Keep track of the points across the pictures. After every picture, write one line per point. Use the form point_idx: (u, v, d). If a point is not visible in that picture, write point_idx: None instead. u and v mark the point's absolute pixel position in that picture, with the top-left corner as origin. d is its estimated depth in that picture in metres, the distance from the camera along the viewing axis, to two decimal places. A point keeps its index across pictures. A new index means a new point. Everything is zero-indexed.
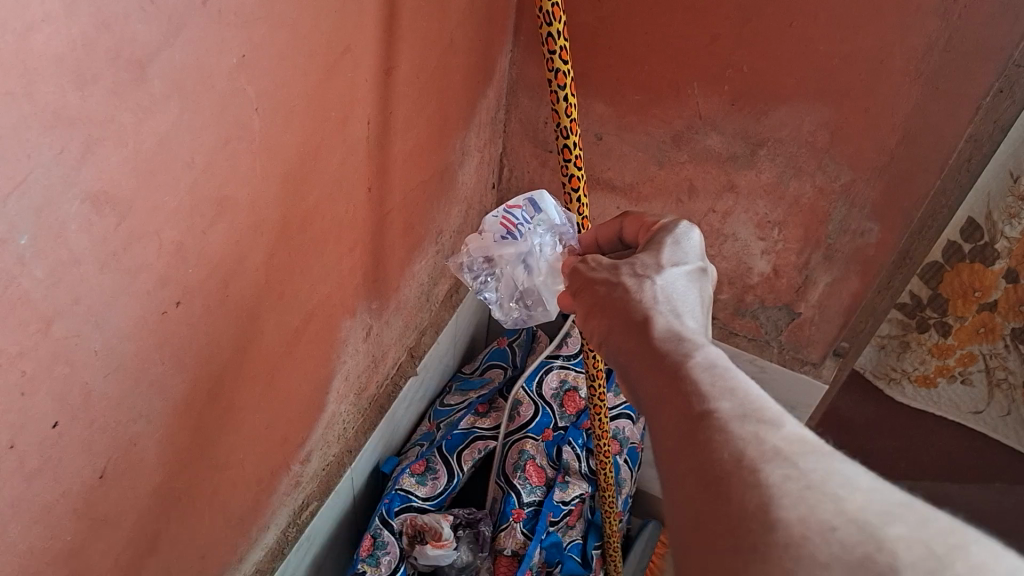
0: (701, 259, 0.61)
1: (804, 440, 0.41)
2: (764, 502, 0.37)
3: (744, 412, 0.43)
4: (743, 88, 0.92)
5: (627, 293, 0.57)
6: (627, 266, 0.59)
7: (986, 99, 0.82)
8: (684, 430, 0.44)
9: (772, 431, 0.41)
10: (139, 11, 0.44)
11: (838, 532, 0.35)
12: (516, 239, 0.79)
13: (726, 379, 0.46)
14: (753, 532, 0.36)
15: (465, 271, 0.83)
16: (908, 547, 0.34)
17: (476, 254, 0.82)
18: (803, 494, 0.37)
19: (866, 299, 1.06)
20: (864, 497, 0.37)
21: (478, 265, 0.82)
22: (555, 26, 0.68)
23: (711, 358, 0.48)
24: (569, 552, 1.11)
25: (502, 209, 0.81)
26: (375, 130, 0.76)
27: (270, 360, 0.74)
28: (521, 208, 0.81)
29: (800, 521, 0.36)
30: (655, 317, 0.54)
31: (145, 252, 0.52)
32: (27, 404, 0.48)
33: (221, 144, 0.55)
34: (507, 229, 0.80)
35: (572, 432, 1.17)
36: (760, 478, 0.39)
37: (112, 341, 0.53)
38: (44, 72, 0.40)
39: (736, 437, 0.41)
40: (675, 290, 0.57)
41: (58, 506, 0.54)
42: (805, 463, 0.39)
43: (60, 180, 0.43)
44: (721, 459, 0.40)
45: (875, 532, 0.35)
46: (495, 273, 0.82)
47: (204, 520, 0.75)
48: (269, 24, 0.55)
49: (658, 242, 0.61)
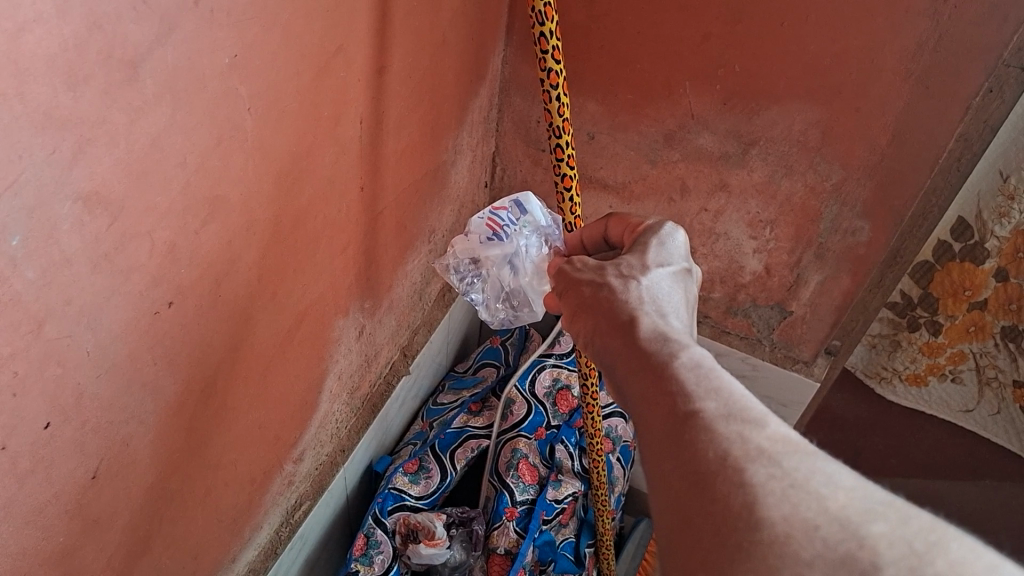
0: (685, 260, 0.61)
1: (788, 440, 0.41)
2: (749, 500, 0.38)
3: (730, 412, 0.43)
4: (735, 87, 0.93)
5: (613, 293, 0.57)
6: (612, 266, 0.59)
7: (976, 99, 0.83)
8: (671, 430, 0.44)
9: (756, 431, 0.41)
10: (131, 11, 0.44)
11: (821, 531, 0.36)
12: (501, 240, 0.81)
13: (712, 379, 0.46)
14: (739, 531, 0.37)
15: (451, 272, 0.85)
16: (890, 544, 0.35)
17: (462, 255, 0.84)
18: (786, 493, 0.38)
19: (858, 298, 1.06)
20: (847, 495, 0.38)
21: (465, 266, 0.84)
22: (547, 25, 0.68)
23: (697, 359, 0.48)
24: (563, 550, 1.12)
25: (487, 210, 0.82)
26: (367, 130, 0.76)
27: (262, 360, 0.74)
28: (506, 210, 0.82)
29: (784, 520, 0.36)
30: (642, 318, 0.54)
31: (138, 251, 0.52)
32: (19, 405, 0.48)
33: (214, 144, 0.55)
34: (493, 230, 0.81)
35: (565, 431, 1.16)
36: (745, 477, 0.39)
37: (103, 342, 0.52)
38: (36, 71, 0.40)
39: (720, 437, 0.41)
40: (661, 291, 0.57)
41: (50, 507, 0.54)
42: (788, 462, 0.39)
43: (52, 180, 0.43)
44: (707, 457, 0.41)
45: (858, 529, 0.36)
46: (481, 274, 0.84)
47: (197, 520, 0.75)
48: (261, 23, 0.55)
49: (644, 242, 0.62)
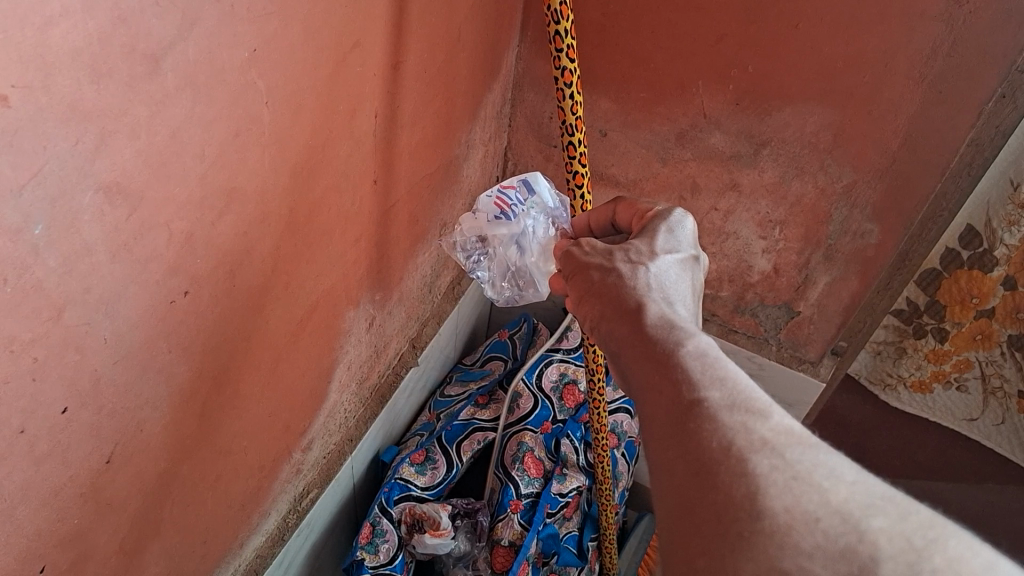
0: (693, 248, 0.62)
1: (791, 431, 0.42)
2: (750, 490, 0.39)
3: (734, 402, 0.44)
4: (748, 88, 0.93)
5: (621, 279, 0.58)
6: (620, 252, 0.60)
7: (988, 105, 0.83)
8: (672, 420, 0.45)
9: (760, 422, 0.42)
10: (153, 6, 0.45)
11: (822, 523, 0.37)
12: (509, 219, 0.81)
13: (719, 366, 0.47)
14: (739, 520, 0.38)
15: (458, 250, 0.86)
16: (889, 538, 0.36)
17: (470, 233, 0.84)
18: (788, 484, 0.39)
19: (866, 299, 1.06)
20: (848, 490, 0.39)
21: (471, 244, 0.85)
22: (563, 24, 0.68)
23: (702, 348, 0.49)
24: (565, 544, 1.13)
25: (495, 189, 0.82)
26: (382, 124, 0.76)
27: (273, 349, 0.75)
28: (515, 189, 0.82)
29: (785, 511, 0.37)
30: (648, 304, 0.55)
31: (156, 242, 0.53)
32: (38, 389, 0.49)
33: (232, 137, 0.56)
34: (500, 209, 0.81)
35: (571, 425, 1.18)
36: (748, 466, 0.40)
37: (121, 329, 0.53)
38: (60, 65, 0.40)
39: (723, 426, 0.42)
40: (667, 278, 0.58)
41: (66, 490, 0.55)
42: (791, 454, 0.40)
43: (75, 171, 0.44)
44: (710, 447, 0.41)
45: (858, 523, 0.37)
46: (488, 252, 0.84)
47: (206, 504, 0.75)
48: (280, 18, 0.55)
49: (652, 229, 0.62)
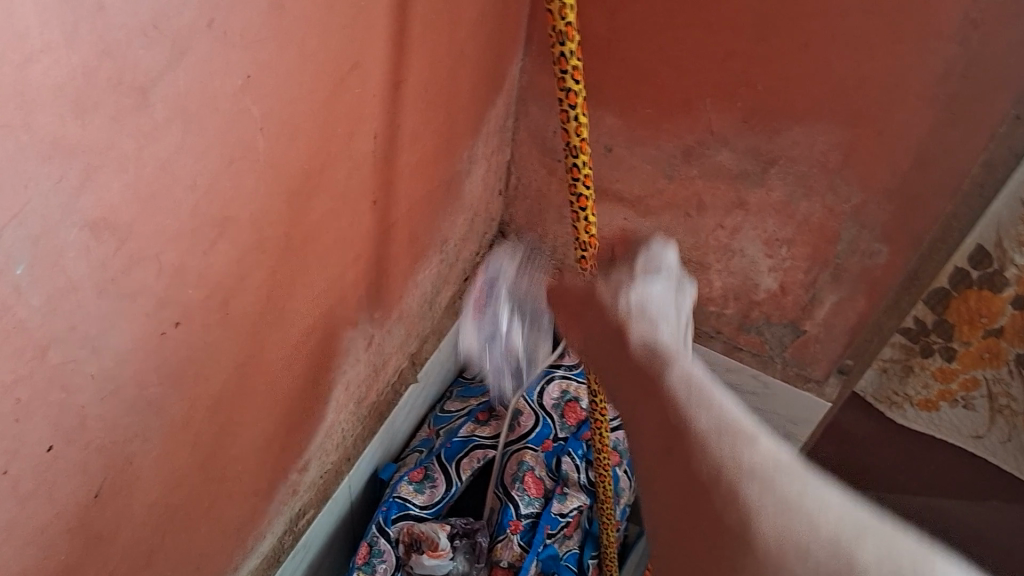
0: (677, 277, 0.61)
1: (781, 459, 0.38)
2: (745, 516, 0.36)
3: (719, 427, 0.40)
4: (756, 106, 0.91)
5: (607, 312, 0.58)
6: (606, 285, 0.60)
7: (1003, 127, 0.81)
8: (662, 440, 0.42)
9: (747, 449, 0.39)
10: (141, 36, 0.43)
11: (812, 552, 0.34)
12: (489, 302, 1.01)
13: (691, 390, 0.44)
14: (733, 536, 0.36)
15: (480, 338, 1.07)
16: (880, 569, 0.33)
17: (479, 331, 1.06)
18: (775, 516, 0.35)
19: (873, 318, 1.04)
20: (837, 514, 0.36)
21: (484, 328, 1.06)
22: (568, 45, 0.66)
23: (689, 371, 0.46)
24: (565, 562, 1.09)
25: (474, 294, 1.03)
26: (382, 144, 0.75)
27: (271, 374, 0.74)
28: (484, 288, 1.02)
29: (775, 541, 0.35)
30: (634, 330, 0.54)
31: (145, 274, 0.52)
32: (22, 430, 0.47)
33: (226, 166, 0.54)
34: (481, 303, 1.03)
35: (573, 442, 1.15)
36: (738, 467, 0.38)
37: (109, 364, 0.52)
38: (42, 102, 0.39)
39: (710, 450, 0.39)
40: (653, 302, 0.58)
41: (51, 527, 0.54)
42: (780, 480, 0.37)
43: (58, 209, 0.43)
44: (702, 467, 0.39)
45: (848, 553, 0.34)
46: (495, 323, 1.04)
47: (200, 533, 0.74)
48: (276, 43, 0.54)
49: (631, 260, 0.62)
